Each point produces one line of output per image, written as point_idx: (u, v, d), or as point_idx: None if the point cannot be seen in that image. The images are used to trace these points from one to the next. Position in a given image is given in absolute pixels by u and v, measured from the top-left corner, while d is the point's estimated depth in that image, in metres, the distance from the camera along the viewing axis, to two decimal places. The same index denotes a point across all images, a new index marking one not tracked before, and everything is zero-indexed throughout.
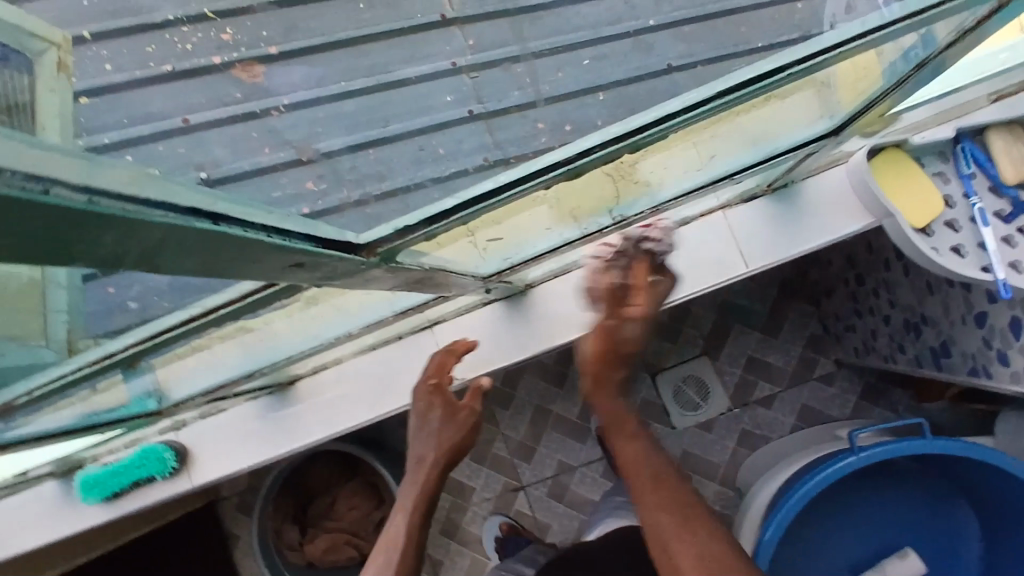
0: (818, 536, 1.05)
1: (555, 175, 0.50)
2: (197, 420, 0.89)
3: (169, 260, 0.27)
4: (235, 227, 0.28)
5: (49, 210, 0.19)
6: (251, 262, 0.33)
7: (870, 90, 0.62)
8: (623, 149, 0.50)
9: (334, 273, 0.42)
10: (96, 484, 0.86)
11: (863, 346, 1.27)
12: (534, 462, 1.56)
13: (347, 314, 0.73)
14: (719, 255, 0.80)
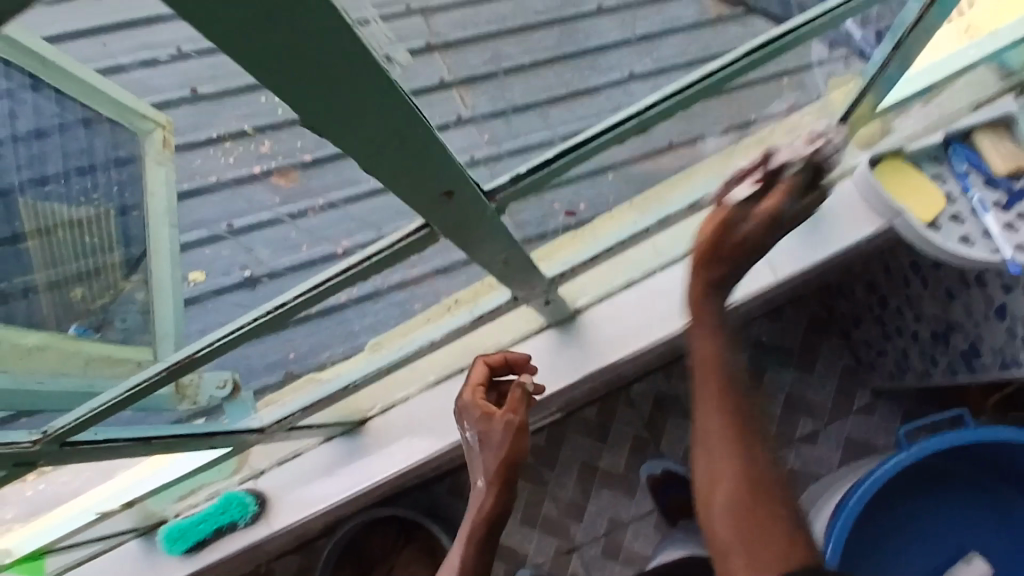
0: (881, 548, 1.05)
1: (631, 125, 0.59)
2: (275, 466, 0.95)
3: (375, 147, 0.32)
4: (423, 127, 0.33)
5: (333, 31, 0.24)
6: (426, 170, 0.36)
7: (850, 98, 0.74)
8: (680, 104, 0.60)
9: (465, 215, 0.44)
10: (180, 535, 0.91)
11: (897, 367, 1.32)
12: (585, 521, 1.55)
13: (416, 342, 0.81)
14: (750, 266, 0.88)
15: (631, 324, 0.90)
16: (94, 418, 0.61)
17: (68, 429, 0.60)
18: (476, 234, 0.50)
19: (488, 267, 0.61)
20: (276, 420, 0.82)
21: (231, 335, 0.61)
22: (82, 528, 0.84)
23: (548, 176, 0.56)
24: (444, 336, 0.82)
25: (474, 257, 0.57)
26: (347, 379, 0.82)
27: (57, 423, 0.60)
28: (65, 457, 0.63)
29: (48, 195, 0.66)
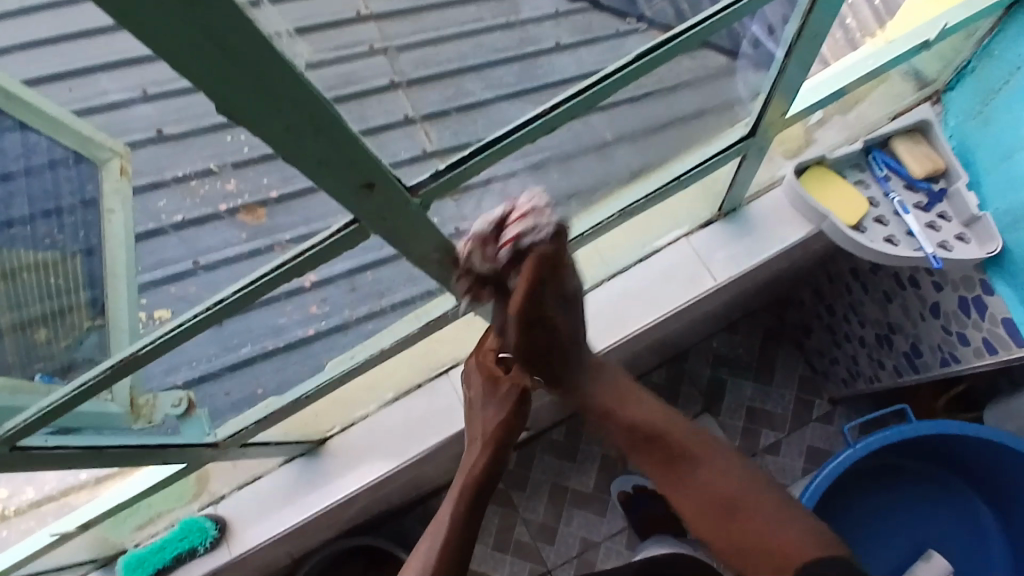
0: (840, 547, 1.07)
1: (537, 126, 0.59)
2: (236, 490, 0.95)
3: (293, 139, 0.35)
4: (342, 122, 0.36)
5: (238, 29, 0.27)
6: (349, 168, 0.40)
7: (764, 108, 0.79)
8: (584, 105, 0.61)
9: (388, 208, 0.47)
10: (139, 563, 0.91)
11: (849, 373, 1.36)
12: (558, 543, 1.55)
13: (369, 356, 0.83)
14: (691, 273, 0.92)
15: None
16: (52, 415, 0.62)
17: (18, 429, 0.60)
18: (408, 227, 0.55)
19: (424, 267, 0.64)
20: (232, 434, 0.82)
21: (181, 327, 0.63)
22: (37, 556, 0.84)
23: (470, 172, 0.59)
24: (397, 347, 0.84)
25: (408, 252, 0.60)
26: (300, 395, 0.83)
27: (10, 423, 0.60)
28: (14, 463, 0.63)
29: (13, 240, 0.62)
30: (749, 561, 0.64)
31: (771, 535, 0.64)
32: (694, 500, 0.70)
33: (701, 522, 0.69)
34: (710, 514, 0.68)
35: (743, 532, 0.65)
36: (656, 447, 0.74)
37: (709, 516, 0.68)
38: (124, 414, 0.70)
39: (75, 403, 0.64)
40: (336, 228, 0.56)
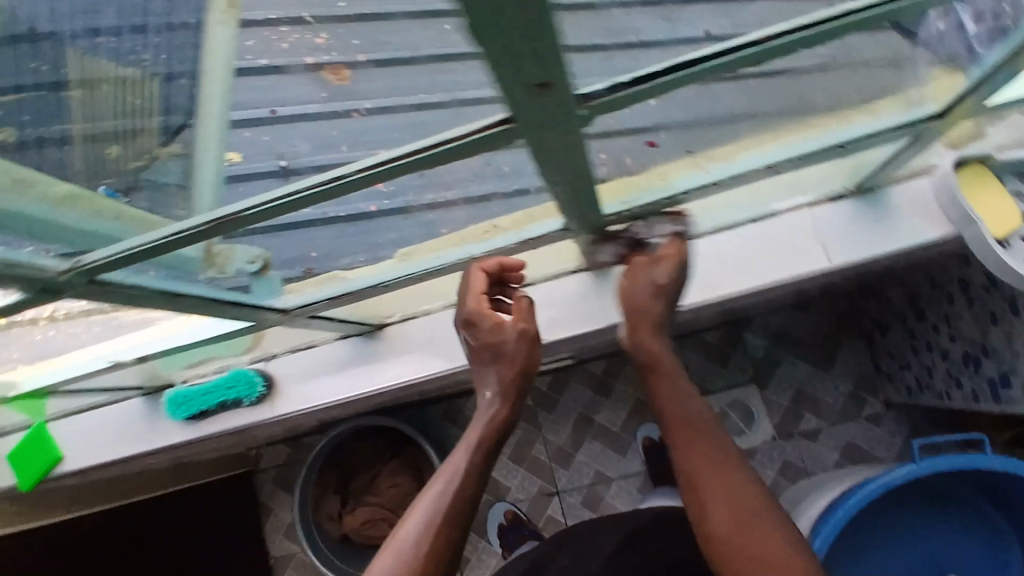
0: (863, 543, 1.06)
1: (749, 56, 0.45)
2: (287, 353, 0.95)
3: (488, 21, 0.30)
4: (547, 11, 0.30)
5: None
6: (530, 63, 0.34)
7: (952, 99, 0.68)
8: (813, 41, 0.47)
9: (544, 112, 0.42)
10: (183, 401, 0.93)
11: (917, 384, 1.30)
12: (572, 469, 1.58)
13: (454, 259, 0.80)
14: (803, 247, 0.83)
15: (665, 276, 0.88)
16: (113, 263, 0.59)
17: (93, 266, 0.59)
18: (551, 146, 0.48)
19: (549, 181, 0.58)
20: (299, 305, 0.80)
21: (263, 207, 0.54)
22: (94, 373, 0.86)
23: (656, 92, 0.46)
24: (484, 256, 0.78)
25: (541, 165, 0.53)
26: (382, 278, 0.80)
27: (85, 258, 0.58)
28: (91, 292, 0.63)
29: (98, 47, 0.48)
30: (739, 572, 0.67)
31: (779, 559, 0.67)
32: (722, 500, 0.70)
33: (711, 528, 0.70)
34: (727, 523, 0.69)
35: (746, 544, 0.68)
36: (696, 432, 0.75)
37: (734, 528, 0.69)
38: (199, 261, 0.67)
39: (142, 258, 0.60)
40: (478, 124, 0.46)
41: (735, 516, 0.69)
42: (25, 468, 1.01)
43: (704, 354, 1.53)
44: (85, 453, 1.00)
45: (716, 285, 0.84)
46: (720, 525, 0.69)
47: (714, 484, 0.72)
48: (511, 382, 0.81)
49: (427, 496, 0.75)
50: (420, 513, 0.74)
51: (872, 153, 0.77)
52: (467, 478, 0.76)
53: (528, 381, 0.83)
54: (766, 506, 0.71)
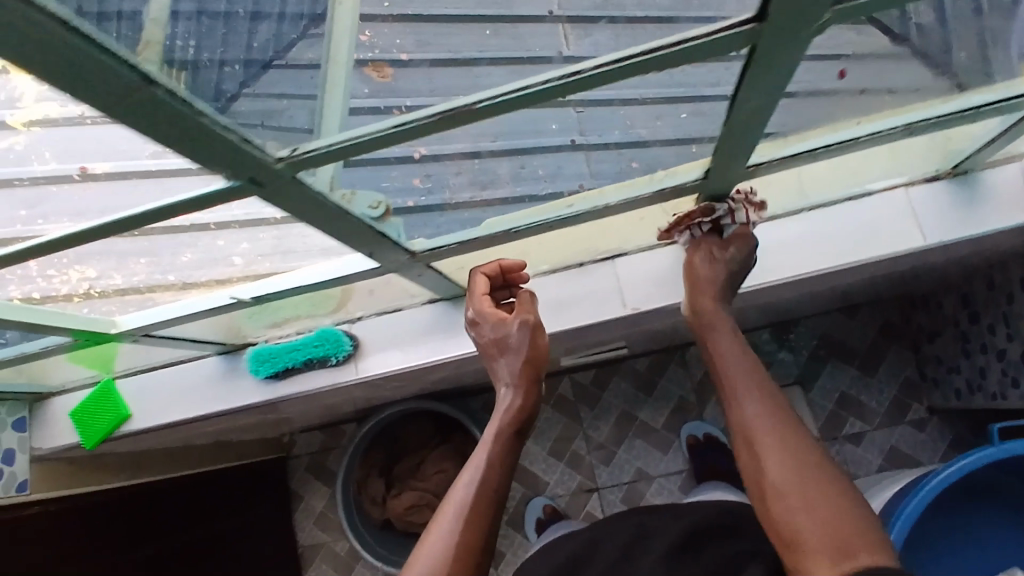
0: (959, 539, 0.97)
1: None
2: (373, 316, 0.96)
3: None
4: None
5: None
6: None
7: None
8: None
9: (786, 10, 0.43)
10: (268, 357, 0.95)
11: (968, 386, 1.31)
12: (613, 466, 1.57)
13: (590, 207, 0.76)
14: (898, 222, 0.86)
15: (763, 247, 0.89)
16: (316, 160, 0.51)
17: (312, 158, 0.50)
18: (772, 63, 0.50)
19: (730, 113, 0.60)
20: (430, 250, 0.77)
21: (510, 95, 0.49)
22: (198, 315, 0.85)
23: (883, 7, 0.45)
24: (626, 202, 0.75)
25: (741, 90, 0.55)
26: (517, 224, 0.76)
27: (307, 145, 0.49)
28: (279, 193, 0.54)
29: None
30: (816, 537, 0.59)
31: (848, 516, 0.60)
32: (779, 455, 0.66)
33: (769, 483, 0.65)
34: (789, 473, 0.64)
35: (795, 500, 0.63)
36: (751, 388, 0.72)
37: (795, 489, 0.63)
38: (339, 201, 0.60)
39: (332, 159, 0.52)
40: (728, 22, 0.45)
41: (799, 464, 0.65)
42: (92, 424, 1.00)
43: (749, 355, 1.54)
44: (154, 411, 0.99)
45: (814, 258, 0.87)
46: (779, 479, 0.64)
47: (772, 445, 0.67)
48: (520, 372, 0.81)
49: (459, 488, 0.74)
50: (452, 507, 0.73)
51: (974, 137, 0.80)
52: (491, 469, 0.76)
53: (540, 371, 0.83)
54: (826, 465, 0.65)
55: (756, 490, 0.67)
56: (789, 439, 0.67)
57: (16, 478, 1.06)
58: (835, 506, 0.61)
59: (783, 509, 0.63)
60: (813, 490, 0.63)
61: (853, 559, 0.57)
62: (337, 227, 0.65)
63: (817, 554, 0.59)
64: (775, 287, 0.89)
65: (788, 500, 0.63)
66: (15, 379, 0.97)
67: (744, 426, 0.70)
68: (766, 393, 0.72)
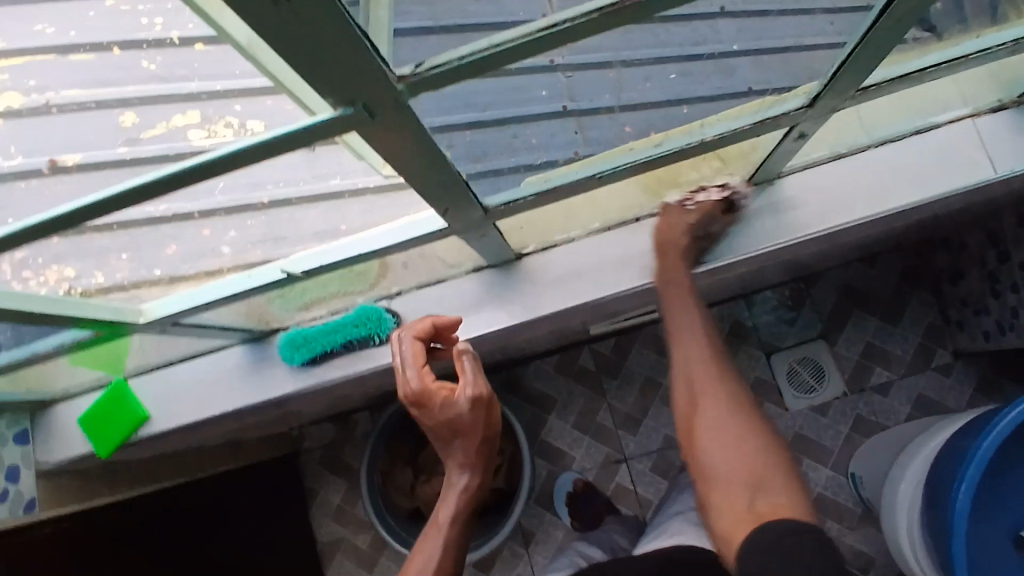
0: (1020, 474, 0.98)
1: None
2: (412, 291, 0.91)
3: None
4: None
5: None
6: None
7: None
8: None
9: None
10: (300, 342, 0.88)
11: (1000, 327, 1.30)
12: (639, 435, 1.53)
13: (687, 143, 0.71)
14: (967, 152, 0.85)
15: (827, 190, 0.86)
16: (449, 78, 0.43)
17: (431, 79, 0.42)
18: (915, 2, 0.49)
19: (853, 53, 0.58)
20: (502, 205, 0.72)
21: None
22: (235, 298, 0.79)
23: None
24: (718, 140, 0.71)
25: (875, 29, 0.53)
26: (596, 171, 0.72)
27: (432, 61, 0.41)
28: (382, 134, 0.47)
29: None
30: (734, 472, 0.75)
31: (762, 463, 0.75)
32: (715, 403, 0.81)
33: (705, 427, 0.81)
34: (727, 419, 0.80)
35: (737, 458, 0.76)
36: (697, 346, 0.87)
37: (724, 458, 0.77)
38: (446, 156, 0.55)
39: (464, 78, 0.44)
40: None
41: (719, 410, 0.81)
42: (105, 432, 0.91)
43: (772, 312, 1.52)
44: (175, 411, 0.91)
45: (887, 194, 0.85)
46: (709, 423, 0.81)
47: (708, 394, 0.83)
48: (474, 454, 0.80)
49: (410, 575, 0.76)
50: (421, 558, 0.78)
51: None
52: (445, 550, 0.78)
53: (492, 445, 0.82)
54: (758, 415, 0.81)
55: (688, 428, 0.83)
56: (719, 391, 0.82)
57: (22, 498, 0.98)
58: (759, 454, 0.76)
59: (711, 443, 0.79)
60: (745, 436, 0.78)
61: (763, 496, 0.72)
62: (416, 182, 0.59)
63: (730, 490, 0.74)
64: (842, 230, 0.86)
65: (719, 454, 0.77)
66: (13, 391, 0.87)
67: (687, 377, 0.85)
68: (706, 351, 0.86)
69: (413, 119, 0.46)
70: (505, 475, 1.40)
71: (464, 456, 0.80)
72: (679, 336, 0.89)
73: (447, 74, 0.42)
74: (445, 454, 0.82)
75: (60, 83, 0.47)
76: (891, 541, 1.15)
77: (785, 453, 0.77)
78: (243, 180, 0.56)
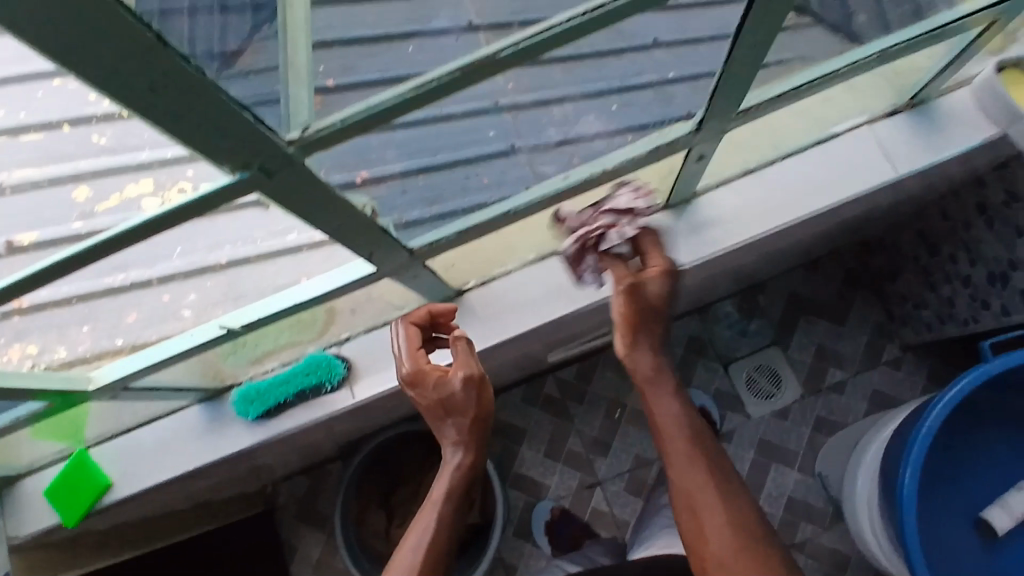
0: None
1: None
2: (361, 334, 0.93)
3: None
4: None
5: None
6: None
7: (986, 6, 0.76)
8: None
9: None
10: (254, 395, 0.90)
11: (938, 317, 1.36)
12: (610, 457, 1.55)
13: (592, 173, 0.81)
14: (868, 154, 0.92)
15: (744, 202, 0.92)
16: (345, 136, 0.53)
17: (323, 138, 0.52)
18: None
19: (734, 49, 0.65)
20: (431, 244, 0.79)
21: (543, 35, 0.53)
22: (181, 358, 0.80)
23: None
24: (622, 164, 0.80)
25: (748, 22, 0.61)
26: (515, 204, 0.80)
27: (325, 121, 0.51)
28: (291, 190, 0.55)
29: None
30: None
31: (769, 573, 0.71)
32: (717, 512, 0.74)
33: (712, 542, 0.73)
34: (724, 528, 0.74)
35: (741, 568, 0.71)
36: (685, 439, 0.80)
37: (733, 566, 0.72)
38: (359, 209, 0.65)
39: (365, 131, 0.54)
40: None
41: (722, 520, 0.74)
42: (64, 506, 0.91)
43: (725, 324, 1.57)
44: (136, 476, 0.91)
45: (800, 202, 0.91)
46: (717, 536, 0.73)
47: (709, 504, 0.75)
48: (467, 431, 0.78)
49: (403, 552, 0.72)
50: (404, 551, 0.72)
51: (928, 61, 0.85)
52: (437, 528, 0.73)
53: (486, 427, 0.80)
54: (759, 528, 0.74)
55: (696, 546, 0.75)
56: (718, 495, 0.75)
57: None
58: (762, 557, 0.72)
59: (718, 559, 0.72)
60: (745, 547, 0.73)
61: None
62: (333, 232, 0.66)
63: None
64: (765, 239, 0.92)
65: (729, 568, 0.72)
66: None
67: (685, 489, 0.76)
68: (692, 443, 0.79)
69: (317, 177, 0.56)
70: (480, 511, 1.41)
71: (457, 435, 0.78)
72: (675, 448, 0.79)
73: (342, 135, 0.53)
74: (438, 435, 0.80)
75: (11, 161, 0.55)
76: (855, 534, 1.18)
77: (782, 557, 0.74)
78: (190, 232, 0.62)
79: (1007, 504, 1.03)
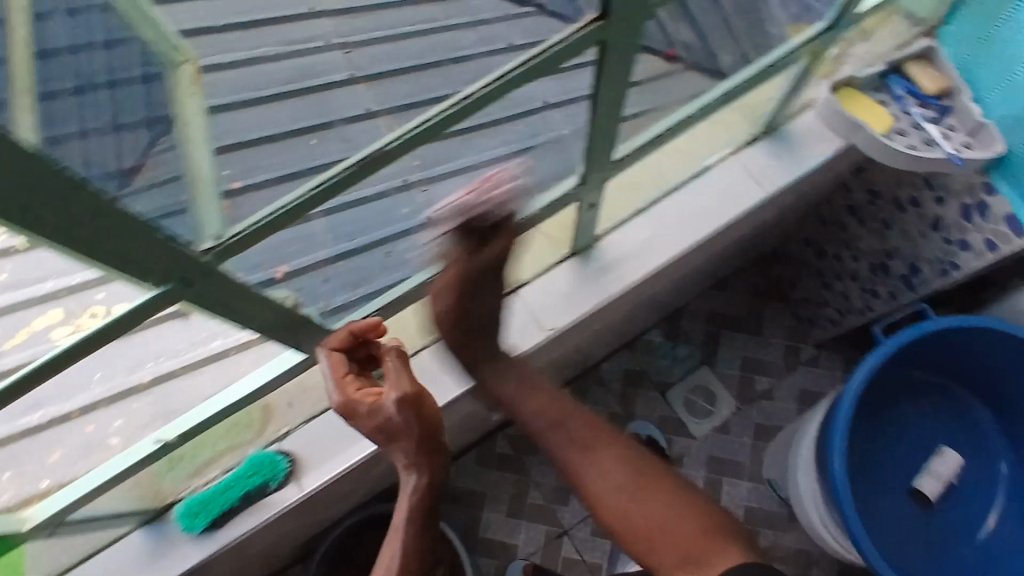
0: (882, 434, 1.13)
1: None
2: (301, 425, 0.93)
3: None
4: None
5: None
6: None
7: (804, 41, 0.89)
8: None
9: None
10: (199, 506, 0.88)
11: (839, 314, 1.47)
12: (572, 503, 1.57)
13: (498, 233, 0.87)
14: (740, 180, 1.02)
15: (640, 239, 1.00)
16: (253, 234, 0.58)
17: (237, 241, 0.57)
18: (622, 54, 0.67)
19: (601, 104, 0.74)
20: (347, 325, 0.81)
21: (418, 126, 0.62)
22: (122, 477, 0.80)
23: None
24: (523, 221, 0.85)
25: (605, 79, 0.70)
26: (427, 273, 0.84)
27: (232, 230, 0.56)
28: (207, 288, 0.59)
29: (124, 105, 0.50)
30: (641, 526, 0.76)
31: (659, 507, 0.77)
32: (586, 462, 0.80)
33: (593, 490, 0.79)
34: (603, 476, 0.79)
35: (632, 512, 0.77)
36: (550, 412, 0.84)
37: (614, 495, 0.78)
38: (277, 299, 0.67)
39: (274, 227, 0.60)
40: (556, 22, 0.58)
41: (604, 464, 0.80)
42: None
43: (655, 353, 1.64)
44: None
45: (689, 230, 1.00)
46: (597, 486, 0.78)
47: (581, 456, 0.81)
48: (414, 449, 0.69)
49: None
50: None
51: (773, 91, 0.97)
52: (407, 559, 0.67)
53: (438, 440, 0.71)
54: (647, 465, 0.80)
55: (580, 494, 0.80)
56: (591, 449, 0.81)
57: None
58: (646, 493, 0.77)
59: (604, 501, 0.78)
60: (626, 486, 0.78)
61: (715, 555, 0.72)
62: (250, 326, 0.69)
63: (650, 544, 0.75)
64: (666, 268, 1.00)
65: (619, 516, 0.77)
66: None
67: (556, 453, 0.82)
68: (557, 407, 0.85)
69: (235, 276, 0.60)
70: None
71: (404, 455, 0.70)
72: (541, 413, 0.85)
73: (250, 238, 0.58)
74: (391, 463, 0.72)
75: None
76: (808, 528, 1.23)
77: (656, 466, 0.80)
78: (116, 347, 0.65)
79: (934, 473, 1.15)
